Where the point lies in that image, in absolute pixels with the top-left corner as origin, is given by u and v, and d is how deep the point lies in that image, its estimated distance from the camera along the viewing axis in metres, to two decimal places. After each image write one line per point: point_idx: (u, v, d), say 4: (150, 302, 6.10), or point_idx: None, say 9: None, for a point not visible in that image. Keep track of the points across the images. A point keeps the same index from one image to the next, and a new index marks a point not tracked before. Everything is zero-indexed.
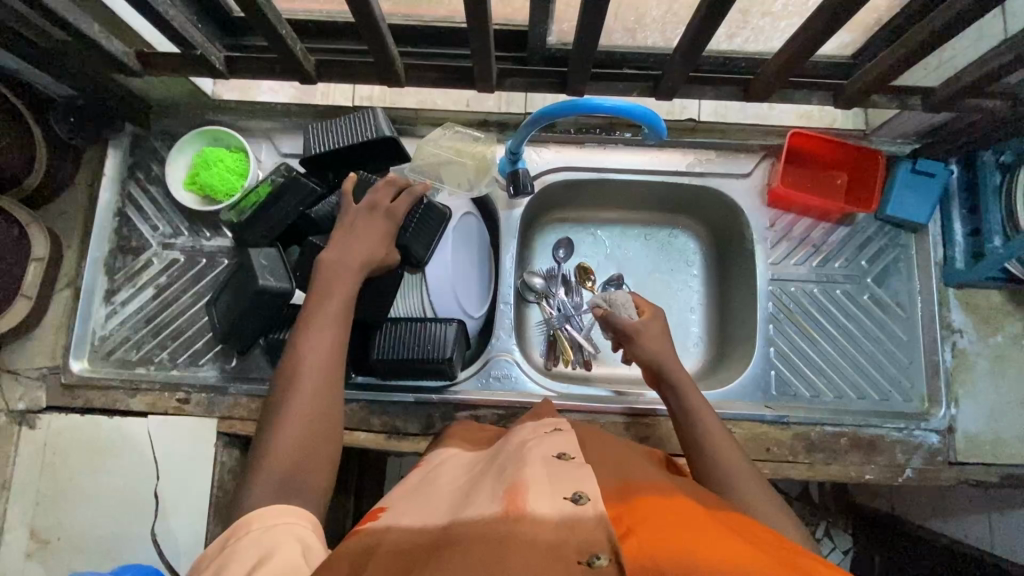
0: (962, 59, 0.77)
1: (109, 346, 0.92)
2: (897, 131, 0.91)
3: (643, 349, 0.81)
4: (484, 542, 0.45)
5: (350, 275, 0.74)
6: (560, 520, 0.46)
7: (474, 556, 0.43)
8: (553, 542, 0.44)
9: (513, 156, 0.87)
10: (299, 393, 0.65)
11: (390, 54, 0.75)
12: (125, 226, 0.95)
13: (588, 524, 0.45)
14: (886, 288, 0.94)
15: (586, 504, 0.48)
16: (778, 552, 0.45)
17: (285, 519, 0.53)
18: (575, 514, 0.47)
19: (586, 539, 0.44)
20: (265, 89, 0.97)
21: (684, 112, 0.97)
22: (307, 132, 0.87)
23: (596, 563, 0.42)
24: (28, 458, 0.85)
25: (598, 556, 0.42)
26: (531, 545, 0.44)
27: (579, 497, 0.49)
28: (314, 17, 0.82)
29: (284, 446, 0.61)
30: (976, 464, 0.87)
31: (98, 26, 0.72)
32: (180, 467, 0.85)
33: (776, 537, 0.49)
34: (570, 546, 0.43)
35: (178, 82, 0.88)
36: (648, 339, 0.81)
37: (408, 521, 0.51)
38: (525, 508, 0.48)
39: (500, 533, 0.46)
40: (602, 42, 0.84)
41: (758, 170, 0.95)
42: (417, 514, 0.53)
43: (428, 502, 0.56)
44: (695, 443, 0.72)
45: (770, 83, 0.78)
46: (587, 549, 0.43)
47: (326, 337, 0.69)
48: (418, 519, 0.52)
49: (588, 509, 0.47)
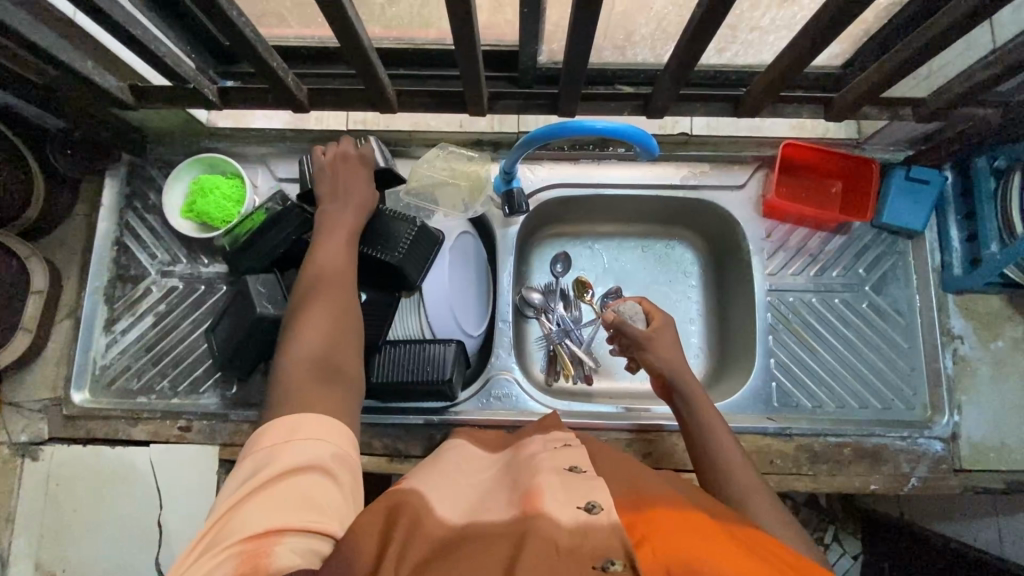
0: (951, 68, 0.77)
1: (109, 375, 0.92)
2: (889, 138, 0.91)
3: (654, 356, 0.81)
4: (500, 548, 0.46)
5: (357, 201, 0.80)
6: (574, 527, 0.47)
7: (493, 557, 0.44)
8: (570, 548, 0.45)
9: (506, 176, 0.87)
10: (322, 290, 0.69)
11: (381, 79, 0.76)
12: (123, 255, 0.95)
13: (603, 532, 0.47)
14: (886, 296, 0.94)
15: (600, 513, 0.49)
16: (793, 568, 0.45)
17: (320, 418, 0.56)
18: (591, 523, 0.47)
19: (601, 547, 0.45)
20: (258, 115, 0.99)
21: (677, 127, 0.98)
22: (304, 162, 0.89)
23: (610, 569, 0.43)
24: (32, 490, 0.86)
25: (613, 561, 0.44)
26: (548, 546, 0.45)
27: (592, 506, 0.49)
28: (306, 43, 0.83)
29: (302, 349, 0.64)
30: (982, 471, 0.87)
31: (90, 63, 0.73)
32: (183, 495, 0.86)
33: (776, 542, 0.51)
34: (585, 552, 0.45)
35: (173, 112, 0.89)
36: (663, 332, 0.82)
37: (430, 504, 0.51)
38: (543, 509, 0.49)
39: (516, 535, 0.47)
40: (592, 60, 0.84)
41: (753, 181, 0.95)
42: (440, 498, 0.53)
43: (449, 492, 0.56)
44: (702, 446, 0.73)
45: (760, 100, 0.78)
46: (602, 554, 0.45)
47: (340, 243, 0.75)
48: (440, 504, 0.52)
49: (602, 519, 0.48)
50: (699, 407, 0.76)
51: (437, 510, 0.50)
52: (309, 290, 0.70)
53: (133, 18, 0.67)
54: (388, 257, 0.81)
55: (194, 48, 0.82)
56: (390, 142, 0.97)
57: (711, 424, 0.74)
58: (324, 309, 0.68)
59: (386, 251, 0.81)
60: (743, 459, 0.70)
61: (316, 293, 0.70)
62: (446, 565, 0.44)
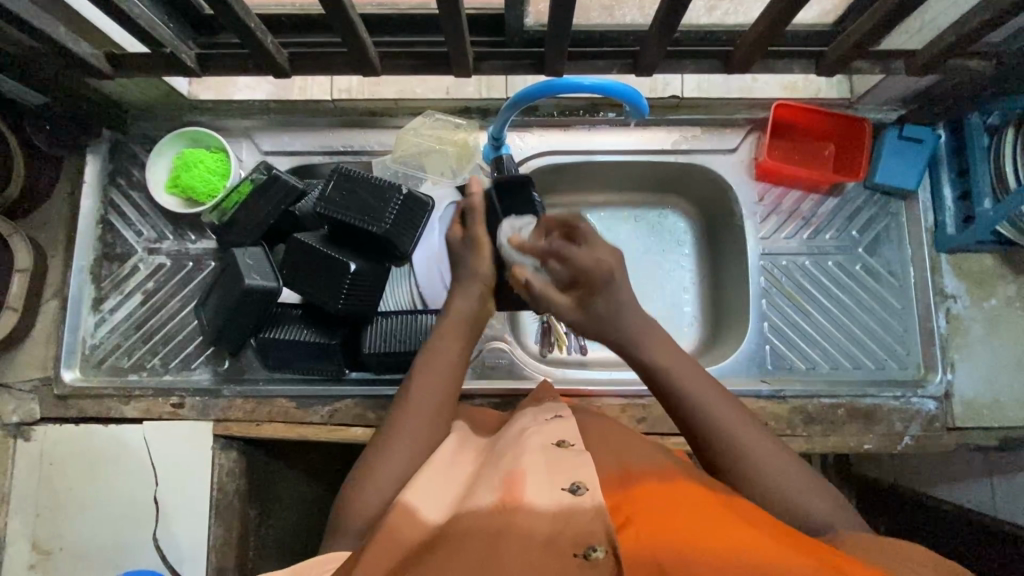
0: (944, 20, 0.76)
1: (100, 354, 0.92)
2: (882, 98, 0.90)
3: (608, 325, 0.67)
4: (479, 535, 0.46)
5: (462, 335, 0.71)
6: (556, 512, 0.48)
7: (470, 557, 0.45)
8: (549, 535, 0.46)
9: (495, 142, 0.85)
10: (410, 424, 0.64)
11: (363, 43, 0.74)
12: (109, 233, 0.94)
13: (586, 515, 0.47)
14: (879, 257, 0.93)
15: (584, 494, 0.49)
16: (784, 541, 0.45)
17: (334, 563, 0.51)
18: (573, 507, 0.48)
19: (581, 530, 0.46)
20: (240, 86, 0.94)
21: (667, 89, 0.94)
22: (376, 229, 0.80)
23: (592, 555, 0.45)
24: (25, 469, 0.85)
25: (595, 548, 0.45)
26: (528, 539, 0.46)
27: (577, 487, 0.50)
28: (286, 11, 0.80)
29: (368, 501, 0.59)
30: (975, 429, 0.87)
31: (64, 29, 0.71)
32: (177, 474, 0.85)
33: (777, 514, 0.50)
34: (566, 540, 0.46)
35: (152, 84, 0.87)
36: (597, 303, 0.66)
37: (417, 500, 0.52)
38: (521, 498, 0.49)
39: (496, 524, 0.47)
40: (579, 21, 0.82)
41: (745, 144, 0.94)
42: (426, 489, 0.54)
43: (443, 477, 0.57)
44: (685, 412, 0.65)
45: (750, 55, 0.77)
46: (583, 541, 0.46)
47: (438, 383, 0.67)
48: (426, 497, 0.53)
49: (586, 501, 0.49)
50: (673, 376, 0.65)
51: (421, 505, 0.51)
52: (393, 437, 0.64)
53: None
54: (378, 227, 0.79)
55: (173, 18, 0.79)
56: (378, 112, 0.96)
57: (695, 388, 0.65)
58: (392, 462, 0.61)
59: (374, 221, 0.79)
60: (740, 416, 0.64)
61: (396, 433, 0.64)
62: (428, 562, 0.45)
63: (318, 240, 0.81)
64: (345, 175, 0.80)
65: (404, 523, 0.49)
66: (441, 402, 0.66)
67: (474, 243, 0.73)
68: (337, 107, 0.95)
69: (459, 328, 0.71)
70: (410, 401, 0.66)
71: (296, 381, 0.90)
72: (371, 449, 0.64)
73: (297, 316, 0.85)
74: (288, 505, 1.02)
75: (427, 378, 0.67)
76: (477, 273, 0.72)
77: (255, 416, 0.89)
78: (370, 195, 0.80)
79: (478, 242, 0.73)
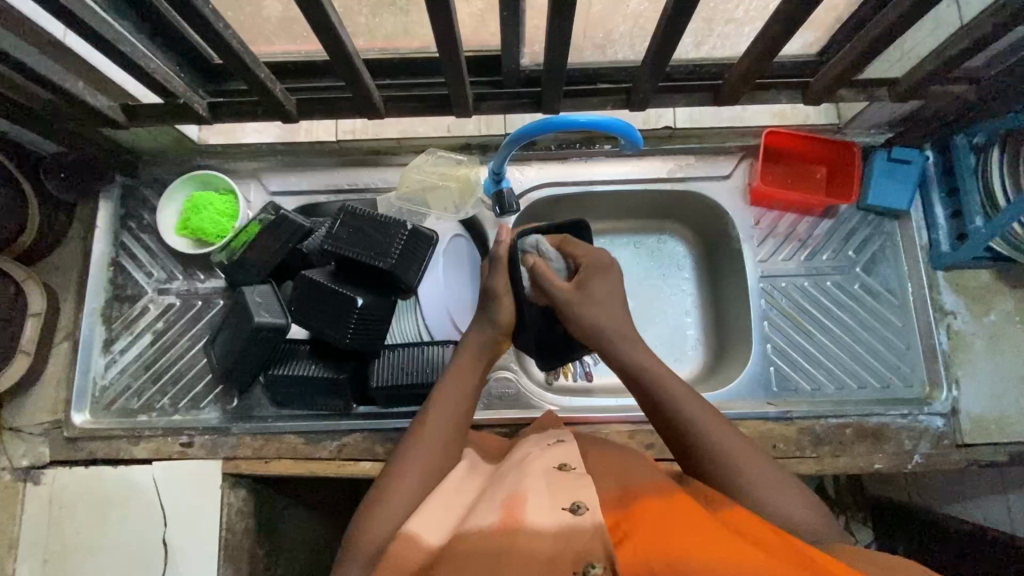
0: (922, 48, 0.80)
1: (109, 396, 0.92)
2: (868, 123, 0.93)
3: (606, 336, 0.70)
4: (479, 555, 0.46)
5: (475, 370, 0.74)
6: (557, 531, 0.47)
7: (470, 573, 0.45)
8: (550, 554, 0.45)
9: (496, 176, 0.88)
10: (425, 448, 0.65)
11: (367, 87, 0.78)
12: (120, 275, 0.96)
13: (587, 533, 0.47)
14: (876, 276, 0.95)
15: (584, 514, 0.49)
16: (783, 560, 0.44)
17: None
18: (573, 527, 0.47)
19: (582, 548, 0.46)
20: (249, 131, 0.98)
21: (660, 121, 0.97)
22: (389, 262, 0.81)
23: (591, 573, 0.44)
24: (35, 514, 0.85)
25: (593, 565, 0.44)
26: (529, 559, 0.45)
27: (577, 507, 0.49)
28: (292, 59, 0.83)
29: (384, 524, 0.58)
30: (985, 445, 0.87)
31: (82, 84, 0.75)
32: (188, 514, 0.85)
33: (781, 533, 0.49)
34: (567, 556, 0.45)
35: (165, 131, 0.90)
36: (595, 286, 0.74)
37: (417, 525, 0.52)
38: (523, 519, 0.48)
39: (497, 547, 0.47)
40: (574, 60, 0.85)
41: (739, 170, 0.97)
42: (427, 512, 0.54)
43: (443, 502, 0.56)
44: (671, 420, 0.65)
45: (738, 86, 0.80)
46: (583, 558, 0.45)
47: (454, 414, 0.69)
48: (430, 523, 0.53)
49: (587, 520, 0.48)
50: (633, 373, 0.69)
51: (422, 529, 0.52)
52: (402, 461, 0.64)
53: (123, 36, 0.69)
54: (384, 263, 0.81)
55: (186, 70, 0.83)
56: (381, 151, 1.00)
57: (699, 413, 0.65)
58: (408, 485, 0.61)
59: (380, 256, 0.81)
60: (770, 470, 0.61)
61: (413, 458, 0.64)
62: None
63: (326, 277, 0.83)
64: (353, 214, 0.82)
65: (406, 549, 0.49)
66: (456, 425, 0.68)
67: (494, 295, 0.77)
68: (341, 147, 0.99)
69: (473, 357, 0.75)
70: (426, 423, 0.67)
71: (304, 416, 0.90)
72: (382, 477, 0.64)
73: (305, 351, 0.87)
74: (298, 542, 1.01)
75: (442, 405, 0.69)
76: (494, 321, 0.76)
77: (265, 453, 0.89)
78: (379, 229, 0.82)
79: (498, 295, 0.77)
